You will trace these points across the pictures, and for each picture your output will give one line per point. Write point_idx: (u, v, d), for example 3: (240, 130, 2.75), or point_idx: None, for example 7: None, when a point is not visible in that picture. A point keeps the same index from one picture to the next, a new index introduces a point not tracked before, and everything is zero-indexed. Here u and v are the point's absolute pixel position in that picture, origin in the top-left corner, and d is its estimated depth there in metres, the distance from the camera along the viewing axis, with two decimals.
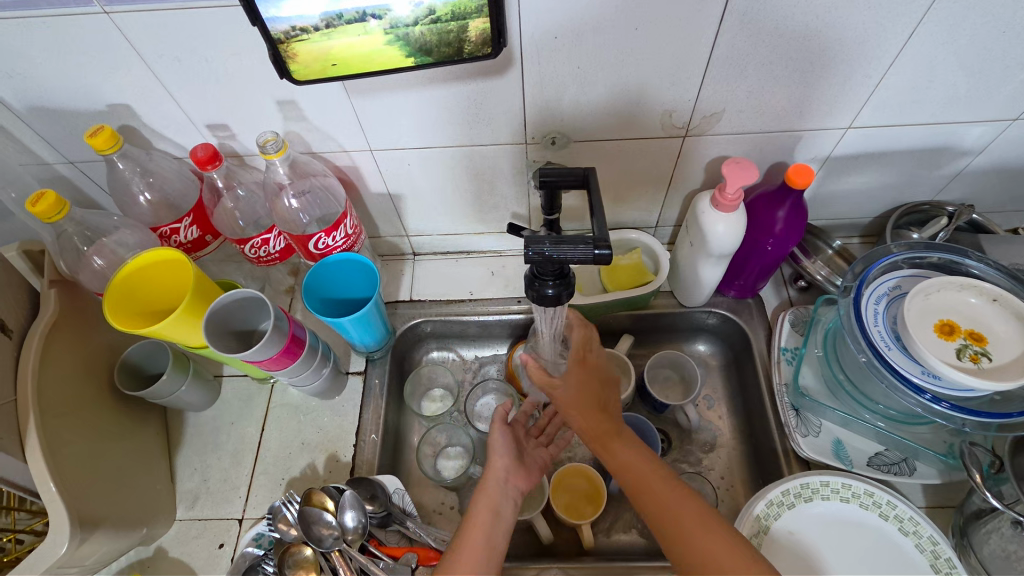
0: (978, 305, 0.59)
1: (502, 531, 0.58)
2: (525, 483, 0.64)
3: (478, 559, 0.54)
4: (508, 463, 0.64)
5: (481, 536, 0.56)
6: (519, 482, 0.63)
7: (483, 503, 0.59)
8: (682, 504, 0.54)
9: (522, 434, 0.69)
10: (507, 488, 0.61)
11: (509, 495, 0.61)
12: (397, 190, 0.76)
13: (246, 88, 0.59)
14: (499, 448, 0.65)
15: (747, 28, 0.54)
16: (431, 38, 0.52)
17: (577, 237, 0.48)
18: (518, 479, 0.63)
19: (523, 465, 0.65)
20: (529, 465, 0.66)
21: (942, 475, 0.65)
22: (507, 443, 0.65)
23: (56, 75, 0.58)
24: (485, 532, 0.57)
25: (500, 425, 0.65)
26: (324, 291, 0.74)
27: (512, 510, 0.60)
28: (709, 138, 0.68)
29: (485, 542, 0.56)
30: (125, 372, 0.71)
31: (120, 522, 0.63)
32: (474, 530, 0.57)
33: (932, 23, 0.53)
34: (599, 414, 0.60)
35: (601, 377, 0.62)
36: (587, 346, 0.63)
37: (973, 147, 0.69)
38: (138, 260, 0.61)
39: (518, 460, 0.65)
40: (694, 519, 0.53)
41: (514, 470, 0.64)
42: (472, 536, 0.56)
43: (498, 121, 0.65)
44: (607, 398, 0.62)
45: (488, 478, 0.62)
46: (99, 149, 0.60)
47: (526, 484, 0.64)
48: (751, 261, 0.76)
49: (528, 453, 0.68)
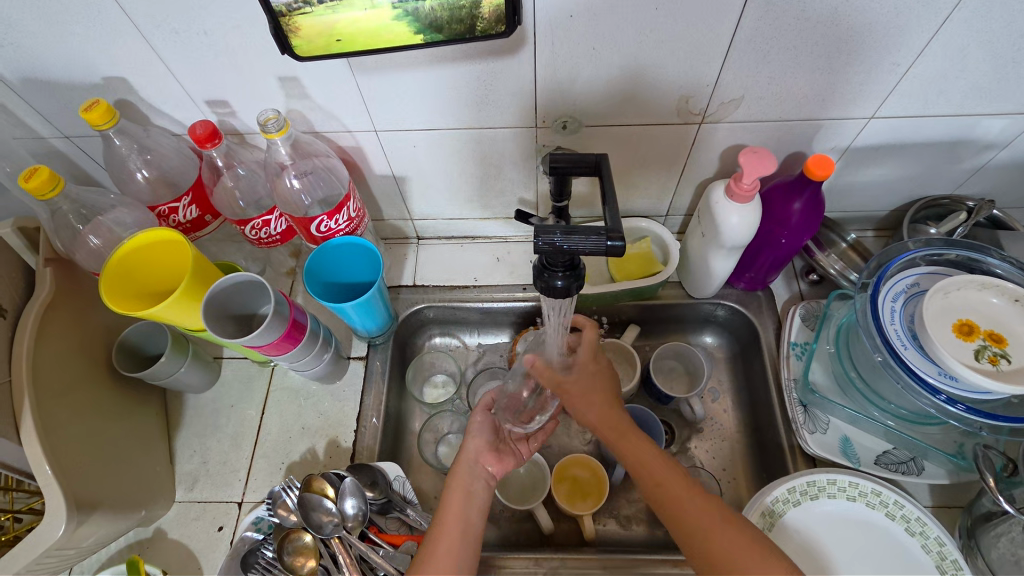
0: (999, 305, 0.58)
1: (477, 511, 0.57)
2: (498, 468, 0.62)
3: (456, 542, 0.54)
4: (481, 445, 0.63)
5: (457, 520, 0.55)
6: (490, 464, 0.62)
7: (456, 485, 0.58)
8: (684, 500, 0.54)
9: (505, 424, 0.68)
10: (477, 468, 0.60)
11: (481, 476, 0.60)
12: (402, 172, 0.74)
13: (246, 63, 0.57)
14: (474, 430, 0.64)
15: (771, 11, 0.51)
16: (443, 14, 0.50)
17: (589, 228, 0.47)
18: (490, 462, 0.62)
19: (499, 451, 0.63)
20: (506, 453, 0.64)
21: (950, 476, 0.64)
22: (484, 426, 0.64)
23: (48, 45, 0.56)
24: (461, 516, 0.56)
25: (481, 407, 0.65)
26: (325, 275, 0.72)
27: (486, 491, 0.59)
28: (726, 125, 0.66)
29: (462, 527, 0.55)
30: (123, 353, 0.70)
31: (118, 505, 0.62)
32: (450, 516, 0.55)
33: (968, 8, 0.51)
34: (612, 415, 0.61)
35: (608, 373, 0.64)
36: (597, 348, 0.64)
37: (997, 140, 0.66)
38: (135, 241, 0.59)
39: (493, 445, 0.64)
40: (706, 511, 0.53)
41: (486, 454, 0.62)
42: (451, 517, 0.55)
43: (508, 103, 0.62)
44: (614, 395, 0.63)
45: (459, 461, 0.61)
46: (94, 124, 0.58)
47: (498, 469, 0.62)
48: (762, 253, 0.74)
49: (509, 443, 0.66)
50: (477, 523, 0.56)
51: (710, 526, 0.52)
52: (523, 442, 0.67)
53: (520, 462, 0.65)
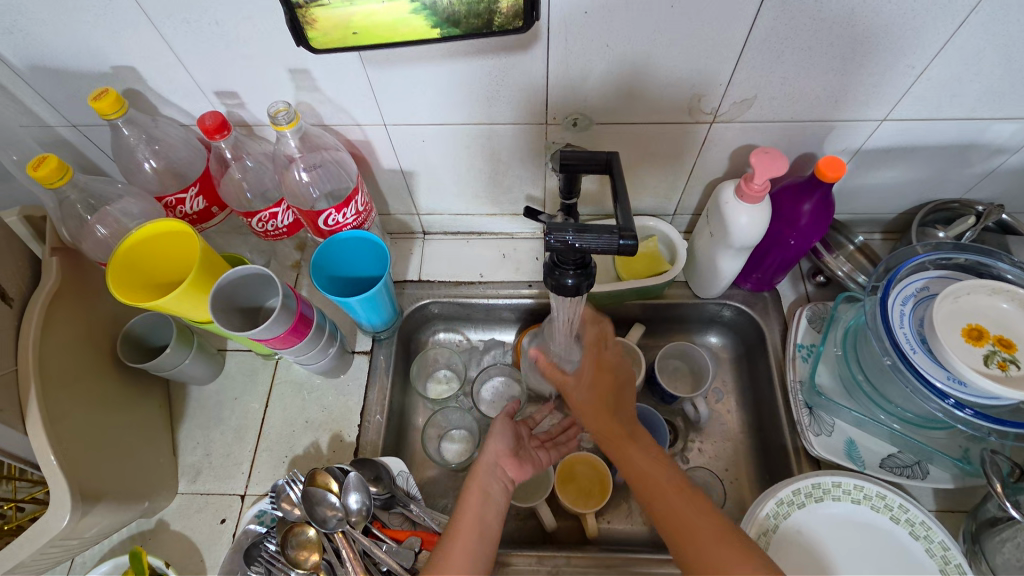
0: (1009, 310, 0.57)
1: (495, 514, 0.57)
2: (517, 474, 0.62)
3: (472, 543, 0.53)
4: (501, 450, 0.62)
5: (474, 521, 0.55)
6: (509, 468, 0.61)
7: (474, 486, 0.58)
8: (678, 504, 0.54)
9: (524, 433, 0.68)
10: (497, 470, 0.60)
11: (498, 478, 0.60)
12: (410, 167, 0.74)
13: (257, 55, 0.57)
14: (496, 434, 0.63)
15: (788, 11, 0.51)
16: (460, 8, 0.49)
17: (602, 227, 0.46)
18: (510, 468, 0.61)
19: (519, 457, 0.63)
20: (526, 460, 0.64)
21: (955, 480, 0.64)
22: (506, 433, 0.64)
23: (57, 32, 0.55)
24: (478, 519, 0.55)
25: (504, 415, 0.65)
26: (331, 269, 0.72)
27: (503, 494, 0.59)
28: (737, 125, 0.65)
29: (478, 528, 0.55)
30: (128, 344, 0.69)
31: (122, 496, 0.62)
32: (467, 516, 0.55)
33: (987, 10, 0.50)
34: (611, 417, 0.63)
35: (615, 377, 0.66)
36: (602, 346, 0.68)
37: (1009, 145, 0.66)
38: (143, 231, 0.59)
39: (514, 453, 0.63)
40: (707, 523, 0.52)
41: (507, 458, 0.62)
42: (467, 519, 0.55)
43: (520, 100, 0.62)
44: (618, 399, 0.65)
45: (478, 463, 0.60)
46: (103, 113, 0.57)
47: (518, 474, 0.62)
48: (770, 254, 0.74)
49: (527, 452, 0.66)
50: (491, 526, 0.55)
51: (709, 543, 0.50)
52: (540, 451, 0.68)
53: (537, 471, 0.65)
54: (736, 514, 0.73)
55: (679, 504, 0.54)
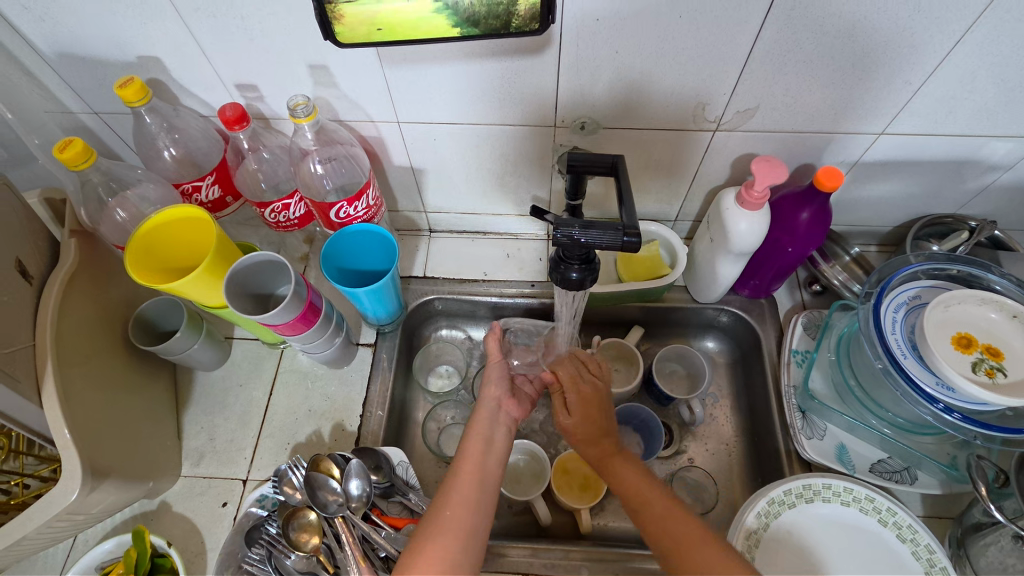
0: (998, 320, 0.59)
1: (495, 459, 0.59)
2: (518, 411, 0.66)
3: (474, 490, 0.54)
4: (498, 394, 0.66)
5: (475, 468, 0.56)
6: (512, 409, 0.66)
7: (476, 431, 0.61)
8: (662, 508, 0.55)
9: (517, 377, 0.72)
10: (498, 414, 0.64)
11: (501, 426, 0.63)
12: (420, 164, 0.76)
13: (279, 50, 0.59)
14: (493, 380, 0.68)
15: (792, 23, 0.53)
16: (480, 9, 0.51)
17: (606, 223, 0.48)
18: (510, 406, 0.66)
19: (517, 397, 0.68)
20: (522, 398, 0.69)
21: (943, 486, 0.66)
22: (502, 378, 0.68)
23: (88, 23, 0.57)
24: (478, 472, 0.56)
25: (496, 360, 0.69)
26: (340, 260, 0.73)
27: (505, 439, 0.62)
28: (739, 134, 0.67)
29: (479, 475, 0.56)
30: (138, 327, 0.71)
31: (128, 474, 0.63)
32: (467, 463, 0.57)
33: (981, 31, 0.52)
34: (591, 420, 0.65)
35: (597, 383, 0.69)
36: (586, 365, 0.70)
37: (1002, 162, 0.68)
38: (161, 216, 0.60)
39: (510, 392, 0.68)
40: (681, 522, 0.53)
41: (507, 401, 0.66)
42: (468, 464, 0.57)
43: (528, 101, 0.64)
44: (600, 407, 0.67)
45: (481, 407, 0.65)
46: (127, 101, 0.59)
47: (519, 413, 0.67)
48: (768, 261, 0.76)
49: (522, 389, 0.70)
50: (484, 501, 0.54)
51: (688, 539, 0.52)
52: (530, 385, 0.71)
53: (532, 406, 0.69)
54: (728, 516, 0.74)
55: (661, 511, 0.55)
